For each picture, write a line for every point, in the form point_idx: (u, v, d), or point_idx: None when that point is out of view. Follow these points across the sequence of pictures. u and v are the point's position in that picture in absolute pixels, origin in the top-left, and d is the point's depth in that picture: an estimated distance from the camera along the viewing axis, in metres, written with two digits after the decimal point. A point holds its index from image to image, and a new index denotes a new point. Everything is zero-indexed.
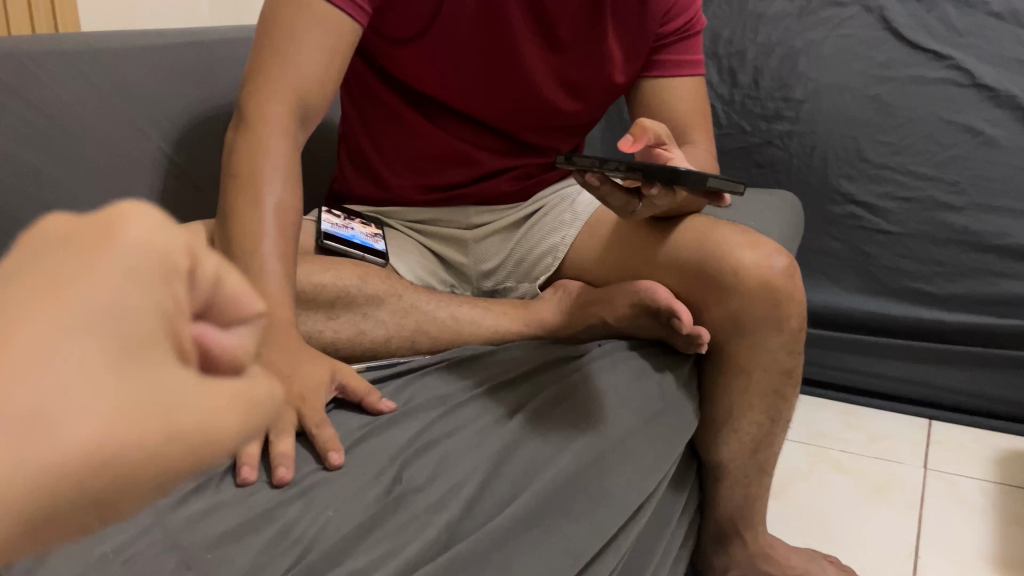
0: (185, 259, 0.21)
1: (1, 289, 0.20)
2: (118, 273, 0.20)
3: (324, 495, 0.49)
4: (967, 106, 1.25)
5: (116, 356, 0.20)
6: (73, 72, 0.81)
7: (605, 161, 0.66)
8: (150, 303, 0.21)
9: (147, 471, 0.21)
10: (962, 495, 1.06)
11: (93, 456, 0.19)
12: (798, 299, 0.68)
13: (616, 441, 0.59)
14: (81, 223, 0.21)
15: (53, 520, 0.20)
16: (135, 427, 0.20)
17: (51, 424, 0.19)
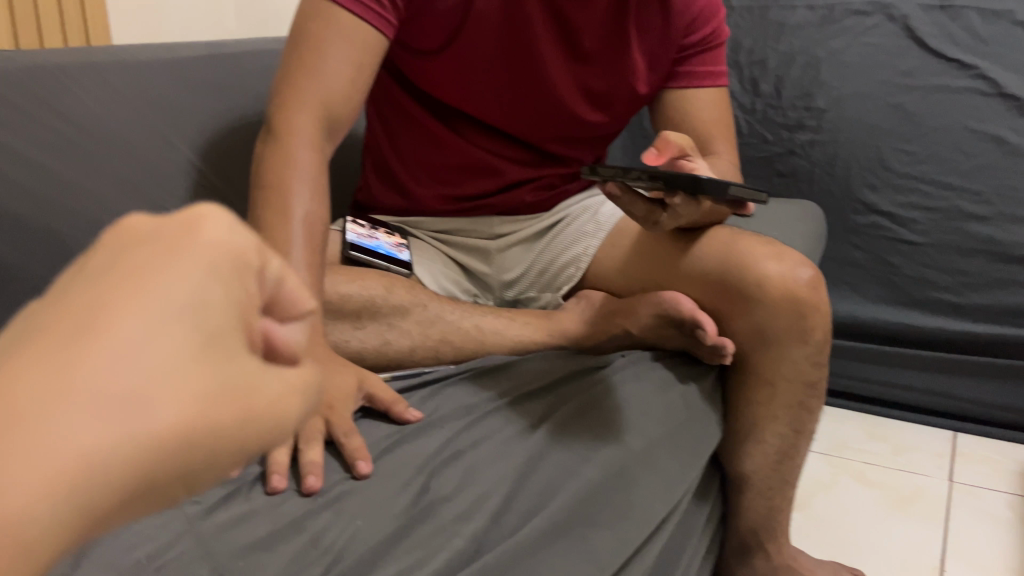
0: (253, 256, 0.24)
1: (93, 282, 0.22)
2: (203, 263, 0.23)
3: (352, 505, 0.50)
4: (993, 115, 1.24)
5: (203, 340, 0.22)
6: (104, 85, 0.83)
7: (628, 169, 0.66)
8: (228, 294, 0.23)
9: (230, 451, 0.22)
10: (987, 508, 1.05)
11: (186, 430, 0.20)
12: (823, 310, 0.68)
13: (641, 453, 0.59)
14: (166, 226, 0.24)
15: (140, 500, 0.20)
16: (222, 406, 0.21)
17: (147, 399, 0.20)
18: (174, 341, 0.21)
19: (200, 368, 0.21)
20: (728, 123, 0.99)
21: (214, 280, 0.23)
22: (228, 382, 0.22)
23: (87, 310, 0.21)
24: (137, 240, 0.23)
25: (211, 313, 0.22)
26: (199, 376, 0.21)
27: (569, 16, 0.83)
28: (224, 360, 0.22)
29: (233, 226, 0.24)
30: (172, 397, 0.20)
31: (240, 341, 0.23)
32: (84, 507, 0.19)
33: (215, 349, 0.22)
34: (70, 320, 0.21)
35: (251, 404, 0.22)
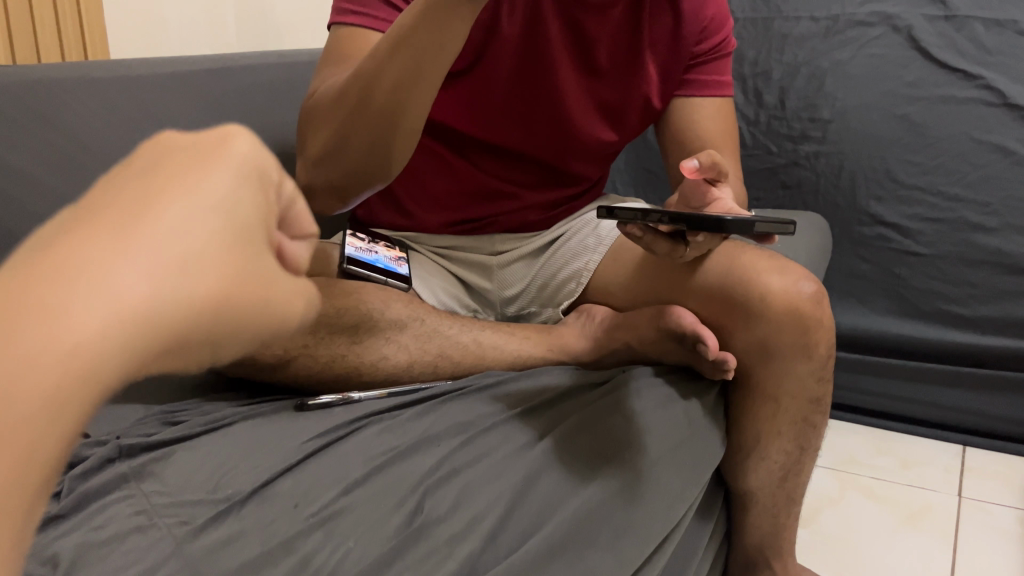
0: (273, 172, 0.39)
1: (119, 199, 0.33)
2: (219, 186, 0.36)
3: (345, 524, 0.49)
4: (999, 125, 1.23)
5: (246, 231, 0.36)
6: (101, 99, 0.82)
7: (646, 213, 0.65)
8: (255, 200, 0.37)
9: (270, 305, 0.37)
10: (996, 523, 1.03)
11: (248, 291, 0.36)
12: (827, 325, 0.67)
13: (642, 471, 0.58)
14: (188, 156, 0.36)
15: (178, 338, 0.33)
16: (257, 276, 0.36)
17: (196, 271, 0.33)
18: (204, 228, 0.34)
19: (217, 253, 0.34)
20: (731, 134, 0.98)
21: (242, 186, 0.36)
22: (264, 267, 0.37)
23: (134, 209, 0.33)
24: (173, 146, 0.37)
25: (244, 210, 0.36)
26: (241, 251, 0.35)
27: (584, 25, 0.84)
28: (253, 242, 0.36)
29: (252, 145, 0.39)
30: (211, 264, 0.34)
31: (267, 239, 0.38)
32: (139, 338, 0.31)
33: (251, 236, 0.36)
34: (107, 213, 0.32)
35: (268, 273, 0.37)
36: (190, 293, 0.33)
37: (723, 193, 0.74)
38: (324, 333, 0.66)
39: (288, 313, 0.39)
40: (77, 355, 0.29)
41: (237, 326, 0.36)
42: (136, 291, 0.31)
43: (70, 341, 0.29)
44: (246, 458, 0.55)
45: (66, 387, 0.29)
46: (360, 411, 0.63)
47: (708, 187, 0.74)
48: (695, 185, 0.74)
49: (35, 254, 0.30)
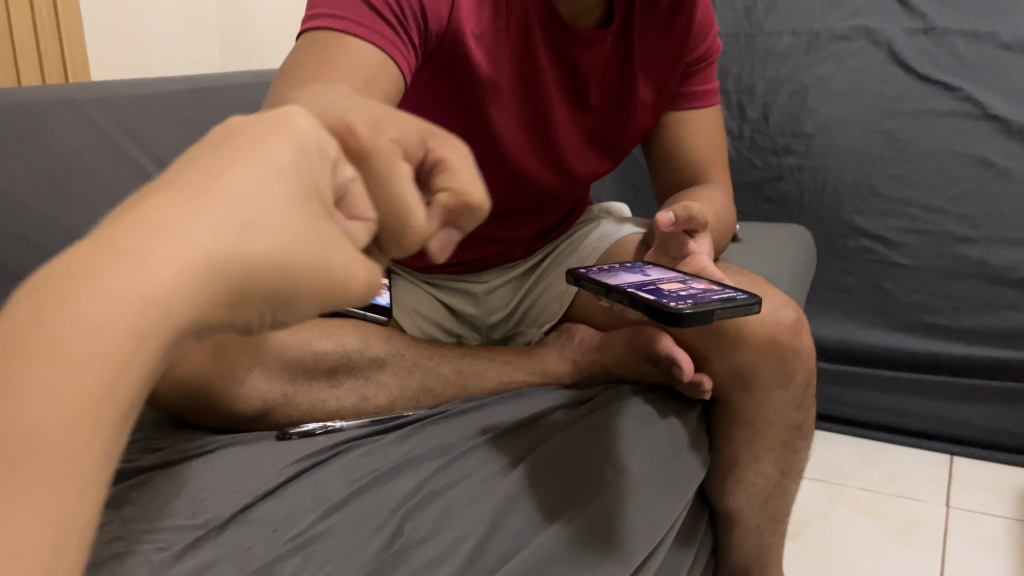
0: (334, 148, 0.32)
1: (193, 159, 0.28)
2: (290, 143, 0.29)
3: (323, 549, 0.49)
4: (979, 138, 1.24)
5: (318, 198, 0.30)
6: (82, 121, 0.82)
7: (608, 292, 0.61)
8: (323, 166, 0.31)
9: (335, 271, 0.30)
10: (984, 534, 1.03)
11: (324, 254, 0.29)
12: (806, 353, 0.68)
13: (626, 491, 0.58)
14: (257, 119, 0.31)
15: (246, 299, 0.27)
16: (331, 245, 0.30)
17: (265, 226, 0.27)
18: (270, 188, 0.28)
19: (291, 210, 0.28)
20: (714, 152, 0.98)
21: (311, 154, 0.30)
22: (335, 236, 0.31)
23: (208, 165, 0.28)
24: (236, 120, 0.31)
25: (313, 176, 0.30)
26: (313, 214, 0.29)
27: (578, 60, 0.80)
28: (323, 209, 0.30)
29: (314, 125, 0.31)
30: (277, 224, 0.28)
31: (328, 212, 0.31)
32: (206, 294, 0.26)
33: (316, 202, 0.30)
34: (174, 175, 0.27)
35: (331, 241, 0.30)
36: (252, 252, 0.27)
37: (700, 246, 0.74)
38: (302, 380, 0.67)
39: (353, 289, 0.32)
40: (149, 305, 0.25)
41: (304, 294, 0.29)
42: (200, 246, 0.26)
43: (135, 300, 0.24)
44: (224, 484, 0.54)
45: (137, 341, 0.25)
46: (339, 437, 0.63)
47: (688, 239, 0.74)
48: (674, 236, 0.74)
49: (105, 218, 0.26)
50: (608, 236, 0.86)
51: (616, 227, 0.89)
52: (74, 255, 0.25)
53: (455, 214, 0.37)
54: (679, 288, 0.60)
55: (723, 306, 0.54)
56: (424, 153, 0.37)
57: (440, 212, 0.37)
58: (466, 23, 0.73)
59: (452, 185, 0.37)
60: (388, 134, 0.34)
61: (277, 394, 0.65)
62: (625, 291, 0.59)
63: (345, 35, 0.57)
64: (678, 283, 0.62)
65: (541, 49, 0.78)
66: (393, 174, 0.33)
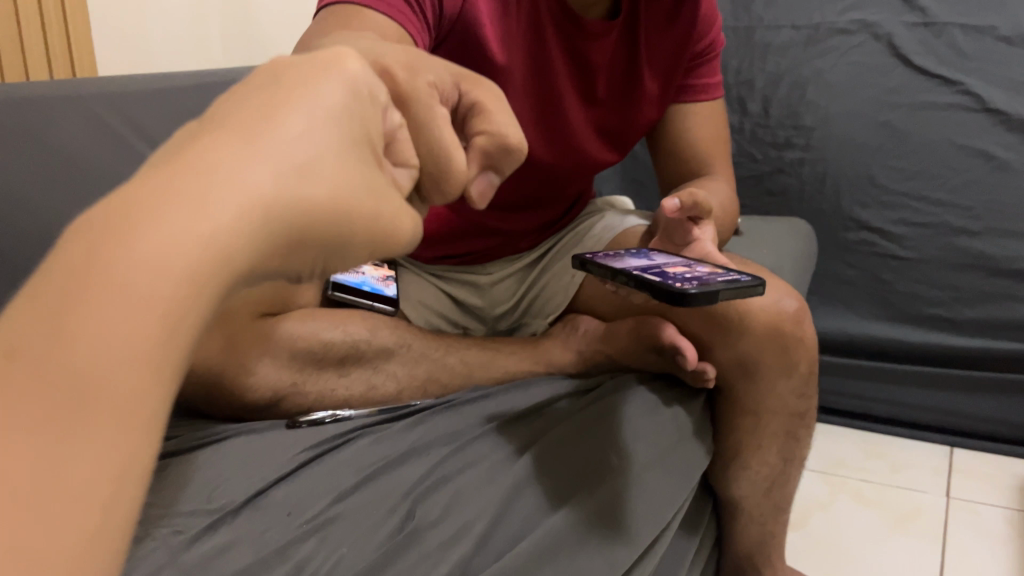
0: (380, 93, 0.33)
1: (244, 104, 0.29)
2: (336, 91, 0.30)
3: (337, 532, 0.49)
4: (979, 130, 1.25)
5: (363, 147, 0.31)
6: (90, 116, 0.83)
7: (614, 274, 0.62)
8: (368, 116, 0.31)
9: (383, 214, 0.31)
10: (985, 523, 1.04)
11: (370, 201, 0.30)
12: (808, 340, 0.68)
13: (632, 477, 0.59)
14: (304, 63, 0.31)
15: (299, 243, 0.28)
16: (374, 193, 0.31)
17: (319, 172, 0.28)
18: (323, 131, 0.29)
19: (340, 158, 0.29)
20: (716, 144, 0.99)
21: (357, 102, 0.31)
22: (378, 185, 0.31)
23: (260, 110, 0.28)
24: (282, 64, 0.31)
25: (359, 125, 0.31)
26: (360, 162, 0.30)
27: (585, 53, 0.81)
28: (369, 158, 0.31)
29: (365, 66, 0.33)
30: (330, 167, 0.28)
31: (375, 156, 0.32)
32: (264, 237, 0.26)
33: (362, 149, 0.31)
34: (228, 119, 0.28)
35: (379, 186, 0.31)
36: (309, 193, 0.28)
37: (705, 233, 0.75)
38: (312, 368, 0.67)
39: (402, 235, 0.33)
40: (211, 246, 0.25)
41: (354, 237, 0.30)
42: (259, 186, 0.26)
43: (198, 239, 0.25)
44: (238, 471, 0.55)
45: (200, 280, 0.25)
46: (349, 426, 0.63)
47: (692, 225, 0.74)
48: (678, 224, 0.75)
49: (163, 157, 0.27)
50: (612, 227, 0.87)
51: (621, 218, 0.89)
52: (134, 191, 0.25)
53: (492, 157, 0.39)
54: (684, 271, 0.61)
55: (726, 287, 0.55)
56: (459, 96, 0.39)
57: (478, 154, 0.39)
58: (478, 9, 0.74)
59: (489, 126, 0.39)
60: (426, 77, 0.36)
61: (287, 381, 0.66)
62: (631, 274, 0.60)
63: (360, 6, 0.58)
64: (683, 267, 0.63)
65: (550, 40, 0.79)
66: (433, 117, 0.35)
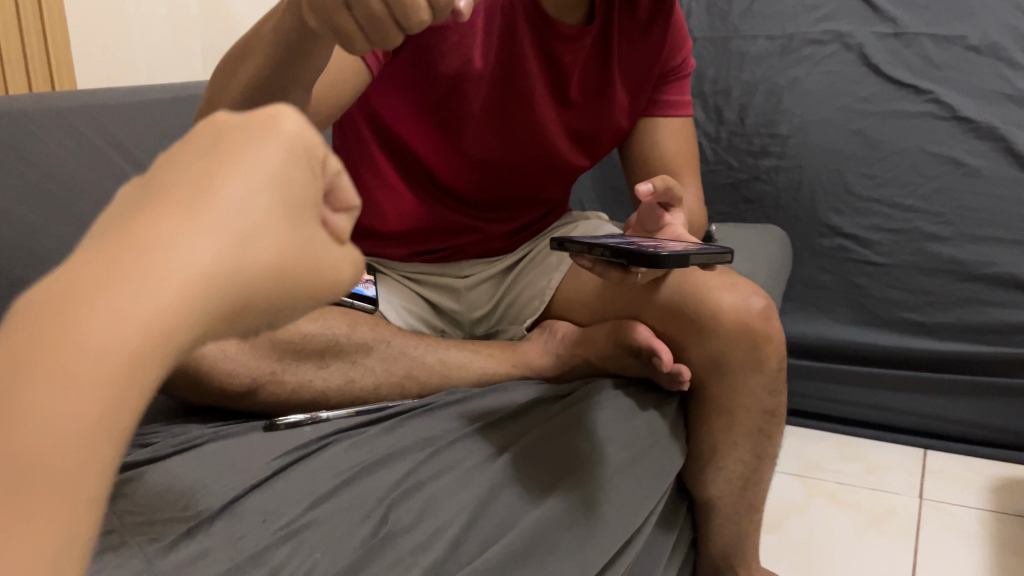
0: (319, 149, 0.36)
1: (184, 175, 0.32)
2: (274, 155, 0.34)
3: (311, 538, 0.50)
4: (949, 138, 1.28)
5: (300, 206, 0.35)
6: (72, 131, 0.83)
7: (590, 247, 0.63)
8: (305, 172, 0.35)
9: (320, 273, 0.35)
10: (956, 524, 1.06)
11: (307, 256, 0.34)
12: (776, 338, 0.70)
13: (605, 480, 0.60)
14: (245, 122, 0.35)
15: (244, 303, 0.32)
16: (312, 248, 0.35)
17: (257, 240, 0.32)
18: (258, 203, 0.32)
19: (275, 224, 0.33)
20: (690, 151, 1.01)
21: (294, 163, 0.34)
22: (315, 240, 0.35)
23: (199, 183, 0.32)
24: (224, 124, 0.34)
25: (296, 185, 0.34)
26: (296, 222, 0.34)
27: (557, 53, 0.84)
28: (306, 216, 0.35)
29: (300, 123, 0.36)
30: (267, 233, 0.32)
31: (315, 214, 0.36)
32: (208, 305, 0.30)
33: (301, 208, 0.35)
34: (170, 192, 0.31)
35: (318, 241, 0.36)
36: (246, 265, 0.31)
37: (676, 219, 0.77)
38: (290, 358, 0.68)
39: (339, 286, 0.37)
40: (155, 323, 0.28)
41: (293, 299, 0.34)
42: (198, 263, 0.30)
43: (141, 319, 0.28)
44: (214, 477, 0.56)
45: (146, 354, 0.28)
46: (327, 429, 0.64)
47: (663, 212, 0.76)
48: (650, 210, 0.76)
49: (108, 235, 0.30)
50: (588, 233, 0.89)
51: (598, 226, 0.91)
52: (82, 273, 0.28)
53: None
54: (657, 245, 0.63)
55: (701, 251, 0.57)
56: None
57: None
58: None
59: None
60: None
61: (266, 371, 0.67)
62: (607, 246, 0.62)
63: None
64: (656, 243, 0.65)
65: (523, 36, 0.83)
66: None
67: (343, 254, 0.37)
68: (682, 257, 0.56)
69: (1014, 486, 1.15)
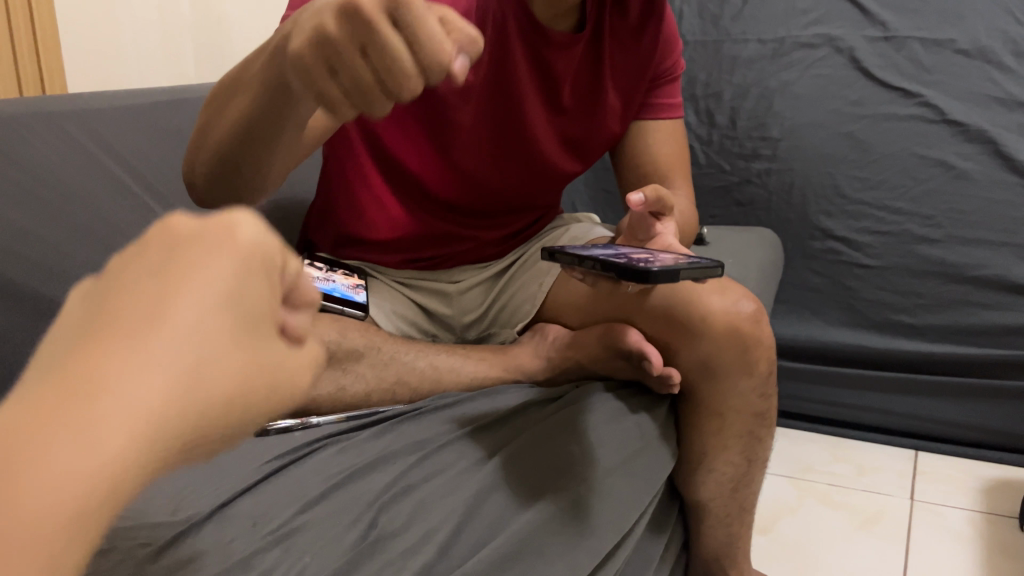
0: (278, 255, 0.34)
1: (135, 296, 0.30)
2: (231, 269, 0.31)
3: (301, 542, 0.50)
4: (939, 141, 1.29)
5: (259, 320, 0.32)
6: (62, 134, 0.82)
7: (581, 259, 0.64)
8: (263, 283, 0.33)
9: (278, 389, 0.33)
10: (947, 525, 1.07)
11: (268, 374, 0.32)
12: (766, 342, 0.70)
13: (595, 483, 0.60)
14: (202, 229, 0.32)
15: (201, 435, 0.30)
16: (274, 363, 0.33)
17: (213, 366, 0.30)
18: (213, 326, 0.30)
19: (232, 347, 0.31)
20: (682, 155, 1.01)
21: (252, 276, 0.32)
22: (276, 352, 0.33)
23: (152, 308, 0.29)
24: (178, 232, 0.32)
25: (255, 299, 0.32)
26: (255, 339, 0.32)
27: (550, 61, 0.84)
28: (266, 329, 0.33)
29: (259, 229, 0.34)
30: (223, 359, 0.30)
31: (274, 324, 0.34)
32: (160, 445, 0.28)
33: (261, 322, 0.32)
34: (120, 319, 0.29)
35: (280, 352, 0.33)
36: (202, 399, 0.29)
37: (665, 227, 0.77)
38: None
39: (301, 395, 0.35)
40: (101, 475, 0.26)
41: (251, 420, 0.32)
42: (148, 405, 0.28)
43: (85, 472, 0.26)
44: (204, 481, 0.56)
45: (91, 509, 0.26)
46: (318, 433, 0.65)
47: (654, 221, 0.77)
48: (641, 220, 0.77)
49: (49, 369, 0.28)
50: (579, 237, 0.89)
51: (589, 230, 0.91)
52: (21, 418, 0.26)
53: (466, 49, 0.49)
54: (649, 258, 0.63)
55: (689, 267, 0.57)
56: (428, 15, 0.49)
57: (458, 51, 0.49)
58: None
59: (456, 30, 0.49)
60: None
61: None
62: (598, 259, 0.62)
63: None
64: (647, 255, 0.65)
65: (514, 44, 0.83)
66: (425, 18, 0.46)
67: (306, 355, 0.35)
68: (668, 274, 0.56)
69: (1004, 487, 1.15)
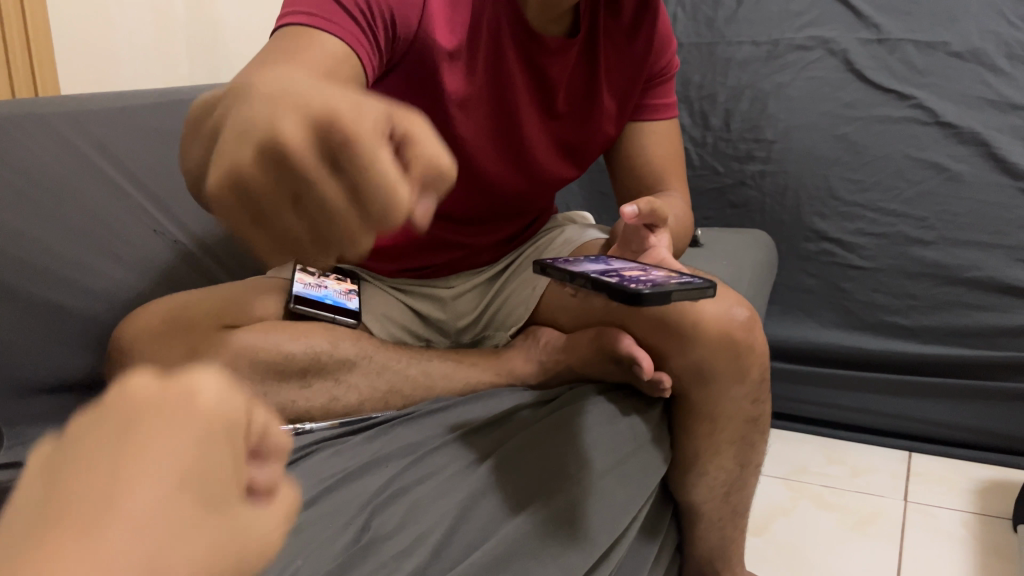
0: (241, 415, 0.31)
1: (90, 468, 0.26)
2: (190, 435, 0.29)
3: (292, 545, 0.50)
4: (932, 143, 1.29)
5: (226, 487, 0.29)
6: (55, 136, 0.82)
7: (573, 276, 0.63)
8: (226, 447, 0.30)
9: (250, 562, 0.29)
10: (940, 526, 1.07)
11: (238, 549, 0.28)
12: (759, 348, 0.70)
13: (588, 486, 0.60)
14: (159, 393, 0.29)
15: None
16: (245, 533, 0.29)
17: (177, 542, 0.26)
18: (177, 498, 0.27)
19: (198, 518, 0.27)
20: (677, 157, 1.01)
21: (214, 440, 0.29)
22: (247, 520, 0.29)
23: (109, 483, 0.26)
24: (133, 398, 0.29)
25: (220, 464, 0.29)
26: (222, 510, 0.28)
27: (545, 67, 0.82)
28: (233, 496, 0.29)
29: (219, 389, 0.31)
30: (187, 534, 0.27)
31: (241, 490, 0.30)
32: None
33: (226, 490, 0.29)
34: (73, 497, 0.25)
35: (251, 518, 0.30)
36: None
37: (659, 240, 0.77)
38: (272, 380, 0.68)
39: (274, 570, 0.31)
40: None
41: None
42: None
43: None
44: None
45: None
46: (310, 439, 0.65)
47: (647, 232, 0.77)
48: (635, 231, 0.77)
49: None
50: (572, 240, 0.90)
51: (582, 232, 0.92)
52: None
53: (426, 180, 0.37)
54: (641, 274, 0.63)
55: (680, 289, 0.56)
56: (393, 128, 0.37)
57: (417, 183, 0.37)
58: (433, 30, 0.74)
59: (420, 155, 0.37)
60: (369, 111, 0.35)
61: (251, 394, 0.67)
62: (588, 276, 0.62)
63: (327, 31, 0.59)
64: (639, 270, 0.65)
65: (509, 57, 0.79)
66: (377, 157, 0.34)
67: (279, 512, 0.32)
68: (657, 295, 0.55)
69: (997, 489, 1.15)
